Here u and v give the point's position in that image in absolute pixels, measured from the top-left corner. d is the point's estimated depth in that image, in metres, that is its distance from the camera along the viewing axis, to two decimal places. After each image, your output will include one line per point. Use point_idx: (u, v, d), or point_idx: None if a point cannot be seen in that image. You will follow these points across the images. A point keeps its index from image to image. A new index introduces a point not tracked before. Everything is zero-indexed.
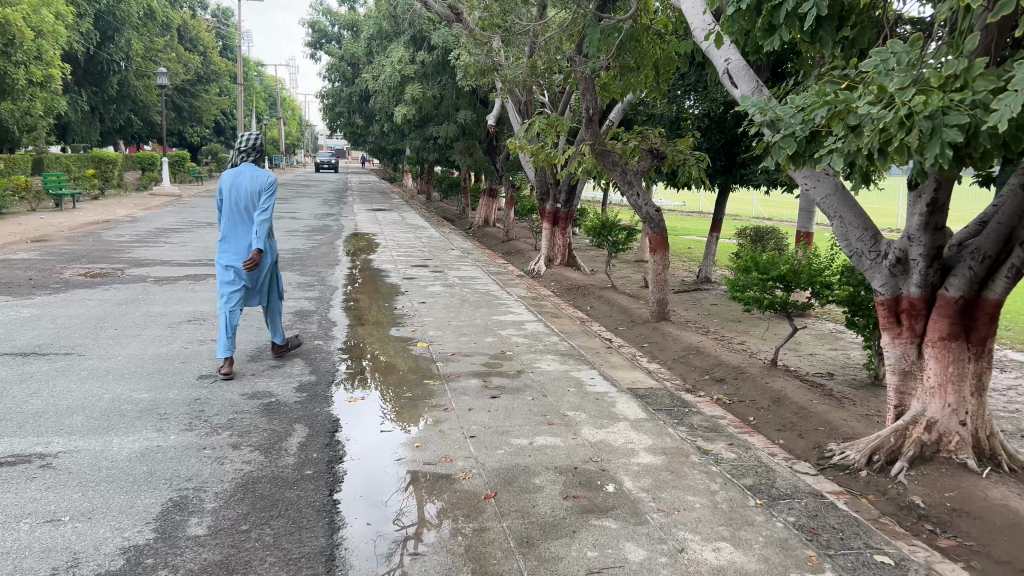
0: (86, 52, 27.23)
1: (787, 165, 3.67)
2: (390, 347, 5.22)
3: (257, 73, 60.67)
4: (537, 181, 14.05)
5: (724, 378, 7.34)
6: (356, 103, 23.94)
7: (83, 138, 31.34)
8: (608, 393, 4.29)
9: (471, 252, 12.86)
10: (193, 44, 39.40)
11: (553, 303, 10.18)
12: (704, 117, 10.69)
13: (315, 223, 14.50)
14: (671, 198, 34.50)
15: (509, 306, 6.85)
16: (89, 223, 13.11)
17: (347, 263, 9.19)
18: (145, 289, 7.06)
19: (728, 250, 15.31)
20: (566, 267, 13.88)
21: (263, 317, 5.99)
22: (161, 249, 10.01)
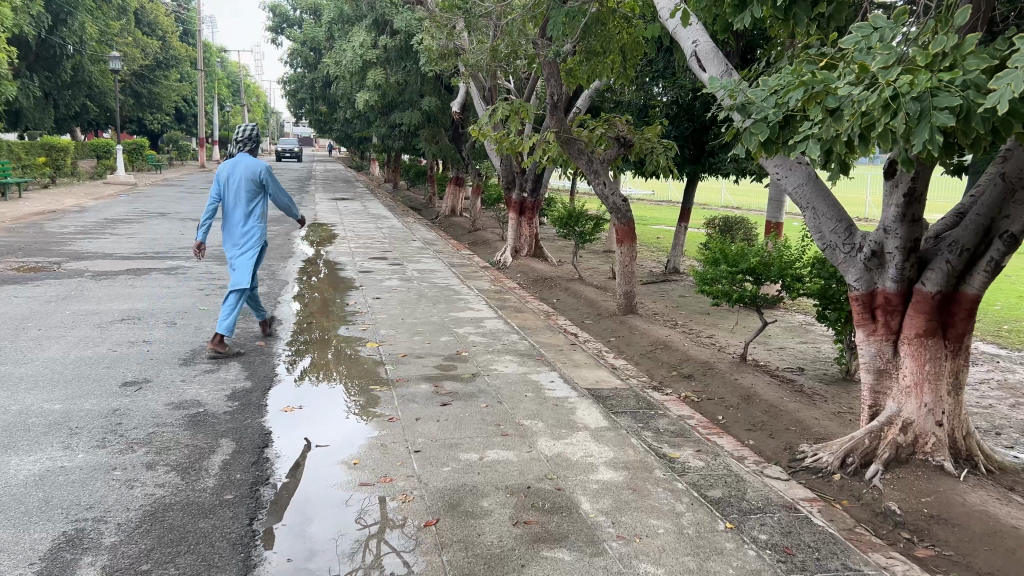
0: (37, 36, 26.31)
1: (759, 153, 3.37)
2: (336, 347, 4.88)
3: (220, 59, 59.49)
4: (502, 169, 13.70)
5: (692, 374, 7.10)
6: (319, 89, 23.38)
7: (37, 125, 30.37)
8: (568, 398, 4.00)
9: (435, 243, 12.51)
10: (151, 29, 38.37)
11: (517, 296, 9.89)
12: (672, 104, 10.43)
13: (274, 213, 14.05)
14: (640, 186, 34.36)
15: (469, 301, 6.53)
16: (34, 213, 12.56)
17: (302, 256, 8.80)
18: (80, 285, 6.63)
19: (697, 240, 15.12)
20: (533, 258, 13.60)
21: (204, 316, 5.60)
22: (106, 241, 9.53)
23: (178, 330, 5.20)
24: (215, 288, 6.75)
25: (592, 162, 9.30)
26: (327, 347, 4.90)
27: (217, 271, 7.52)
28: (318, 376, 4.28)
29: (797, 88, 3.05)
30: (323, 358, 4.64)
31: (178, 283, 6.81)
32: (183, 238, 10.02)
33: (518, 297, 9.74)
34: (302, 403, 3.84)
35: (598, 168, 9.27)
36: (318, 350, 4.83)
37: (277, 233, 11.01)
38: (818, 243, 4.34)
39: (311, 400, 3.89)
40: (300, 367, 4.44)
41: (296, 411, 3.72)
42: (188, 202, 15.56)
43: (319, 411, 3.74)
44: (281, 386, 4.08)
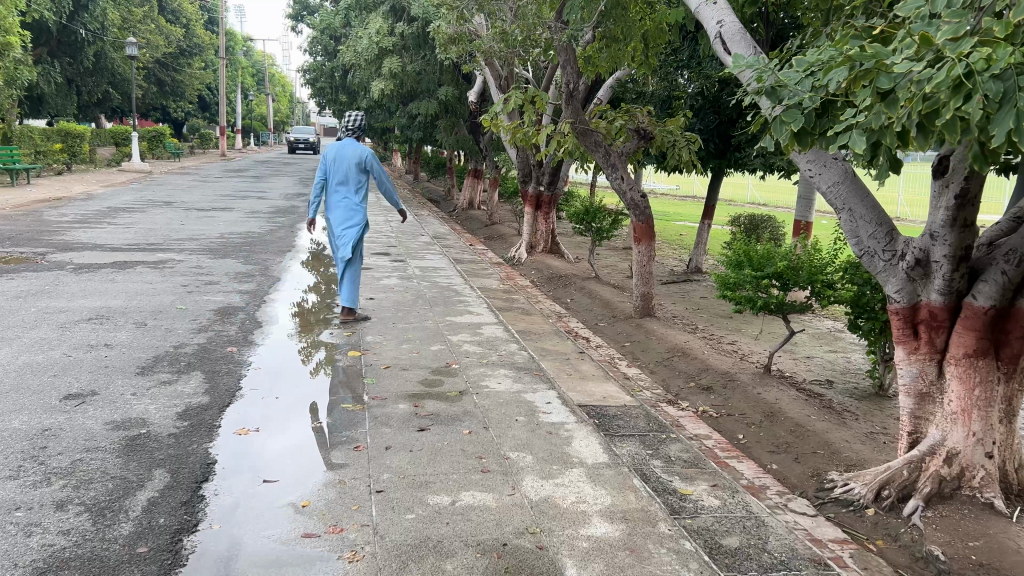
0: (58, 22, 26.16)
1: (789, 146, 2.83)
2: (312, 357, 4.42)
3: (246, 48, 59.59)
4: (519, 162, 13.19)
5: (711, 387, 6.58)
6: (338, 78, 23.02)
7: (58, 111, 30.33)
8: (564, 423, 3.51)
9: (447, 238, 12.06)
10: (175, 16, 38.21)
11: (529, 296, 9.41)
12: (697, 95, 9.87)
13: (284, 204, 13.68)
14: (664, 181, 33.73)
15: (470, 304, 6.06)
16: (37, 201, 12.27)
17: (302, 251, 8.38)
18: (57, 278, 6.23)
19: (721, 239, 14.54)
20: (549, 254, 13.13)
21: (178, 317, 5.15)
22: (101, 231, 9.17)
23: (146, 333, 4.75)
24: (200, 284, 6.33)
25: (609, 155, 8.78)
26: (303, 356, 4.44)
27: (207, 266, 7.11)
28: (286, 392, 3.83)
29: (840, 67, 2.52)
30: (295, 370, 4.17)
31: (160, 278, 6.40)
32: (182, 229, 9.64)
33: (529, 298, 9.26)
34: (259, 425, 3.38)
35: (615, 162, 8.75)
36: (292, 360, 4.37)
37: (282, 225, 10.61)
38: (854, 248, 3.76)
39: (269, 422, 3.42)
40: (267, 381, 3.98)
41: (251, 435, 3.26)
42: (199, 191, 15.25)
43: (277, 436, 3.28)
44: (239, 404, 3.61)
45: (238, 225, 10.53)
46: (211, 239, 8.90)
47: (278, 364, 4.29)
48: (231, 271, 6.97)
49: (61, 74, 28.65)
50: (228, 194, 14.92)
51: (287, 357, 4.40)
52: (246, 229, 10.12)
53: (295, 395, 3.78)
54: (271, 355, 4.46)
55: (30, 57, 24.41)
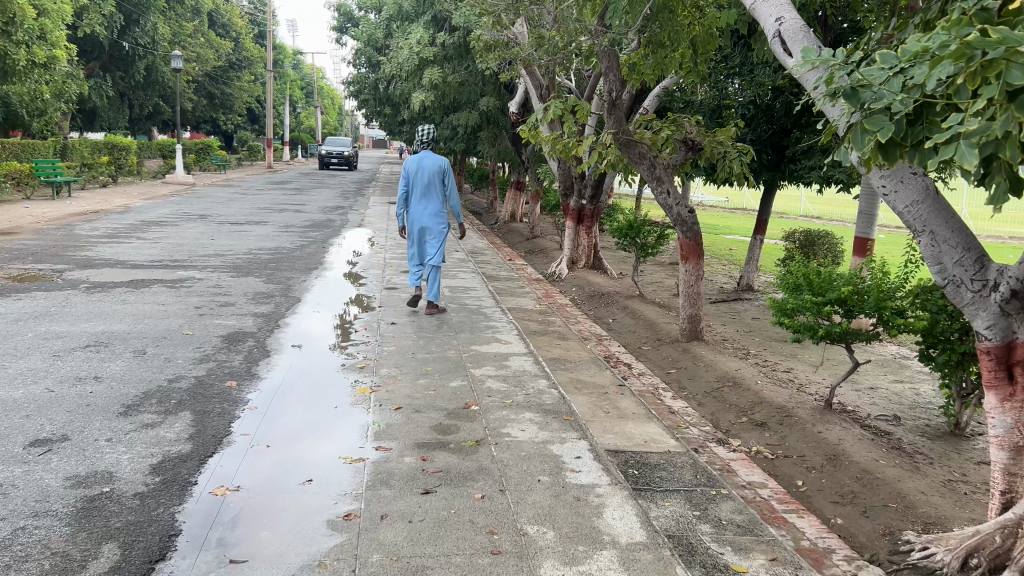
0: (109, 37, 26.49)
1: (872, 160, 2.31)
2: (319, 392, 3.98)
3: (295, 61, 60.36)
4: (561, 174, 12.73)
5: (766, 422, 6.00)
6: (381, 89, 22.85)
7: (110, 124, 30.78)
8: (594, 485, 2.99)
9: (484, 254, 11.63)
10: (225, 30, 38.65)
11: (569, 317, 8.91)
12: (749, 104, 9.29)
13: (320, 217, 13.41)
14: (714, 193, 32.96)
15: (500, 329, 5.58)
16: (74, 214, 12.19)
17: (330, 268, 8.02)
18: (67, 298, 5.93)
19: (774, 254, 13.86)
20: (592, 270, 12.64)
21: (182, 345, 4.75)
22: (128, 246, 8.93)
23: (144, 363, 4.37)
24: (216, 305, 5.97)
25: (655, 167, 8.23)
26: (307, 391, 4.00)
27: (227, 285, 6.77)
28: (280, 438, 3.39)
29: (946, 61, 1.97)
30: (296, 410, 3.74)
31: (173, 299, 6.06)
32: (210, 244, 9.38)
33: (569, 319, 8.77)
34: (240, 479, 2.94)
35: (661, 174, 8.21)
36: (297, 396, 3.94)
37: (314, 240, 10.30)
38: (935, 277, 3.09)
39: (251, 476, 2.97)
40: (263, 424, 3.54)
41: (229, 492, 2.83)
42: (237, 204, 15.10)
43: (257, 493, 2.84)
44: (225, 455, 3.17)
45: (269, 239, 10.24)
46: (238, 255, 8.60)
47: (280, 402, 3.85)
48: (251, 291, 6.62)
49: (113, 88, 29.05)
50: (266, 207, 14.73)
51: (293, 393, 3.98)
52: (276, 244, 9.82)
53: (290, 442, 3.34)
54: (274, 390, 4.03)
55: (81, 71, 24.75)
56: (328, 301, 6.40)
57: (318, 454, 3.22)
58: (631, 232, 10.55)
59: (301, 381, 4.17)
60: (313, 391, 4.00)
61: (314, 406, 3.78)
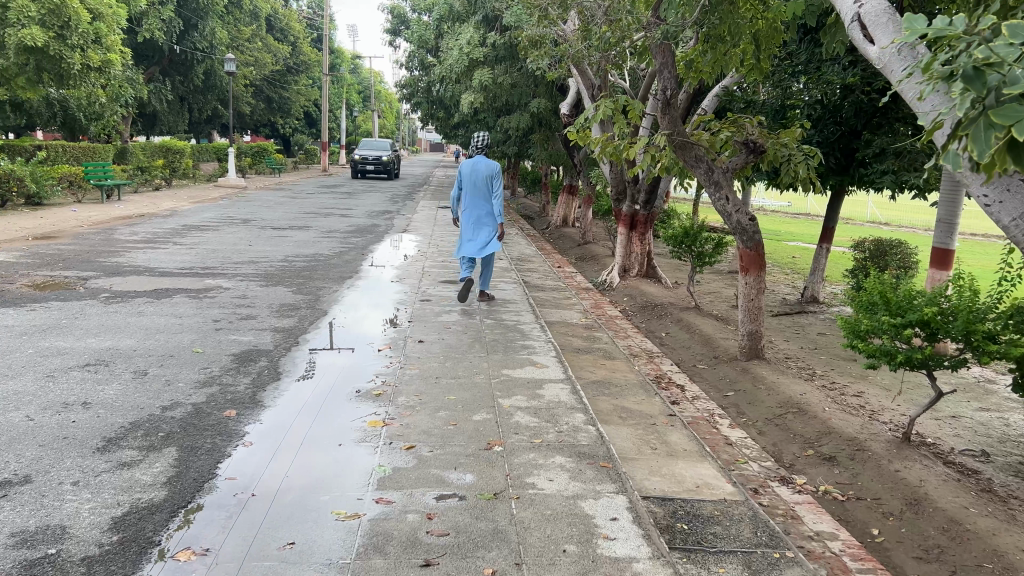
0: (168, 42, 26.80)
1: (1001, 165, 1.93)
2: (328, 417, 3.63)
3: (353, 66, 60.91)
4: (612, 178, 12.16)
5: (835, 457, 5.37)
6: (432, 92, 22.56)
7: (169, 128, 31.16)
8: (631, 560, 2.46)
9: (531, 262, 11.15)
10: (283, 34, 38.94)
11: (618, 332, 8.35)
12: (815, 104, 8.58)
13: (365, 222, 13.09)
14: (777, 197, 31.85)
15: (538, 348, 5.09)
16: (120, 218, 12.09)
17: (365, 277, 7.64)
18: (82, 309, 5.63)
19: (842, 263, 13.07)
20: (644, 279, 12.07)
21: (189, 366, 4.36)
22: (162, 252, 8.69)
23: (141, 386, 3.99)
24: (236, 318, 5.60)
25: (713, 171, 7.58)
26: (317, 415, 3.66)
27: (253, 296, 6.41)
28: (276, 473, 3.03)
29: None
30: (300, 437, 3.39)
31: (193, 311, 5.71)
32: (247, 250, 9.10)
33: (618, 335, 8.21)
34: (219, 530, 2.57)
35: (719, 178, 7.56)
36: (305, 420, 3.60)
37: (354, 246, 9.95)
38: None
39: (234, 524, 2.61)
40: (261, 455, 3.20)
41: (206, 548, 2.45)
42: (284, 209, 14.89)
43: (237, 548, 2.46)
44: (204, 506, 2.74)
45: (308, 245, 9.93)
46: (272, 262, 8.28)
47: (284, 428, 3.51)
48: (277, 302, 6.24)
49: (172, 92, 29.41)
50: (312, 211, 14.49)
51: (301, 416, 3.64)
52: (315, 250, 9.49)
53: (285, 478, 2.99)
54: (280, 413, 3.69)
55: (139, 75, 25.01)
56: (356, 314, 6.00)
57: (311, 505, 2.76)
58: (686, 240, 9.89)
59: (311, 402, 3.83)
60: (322, 415, 3.65)
61: (321, 434, 3.43)
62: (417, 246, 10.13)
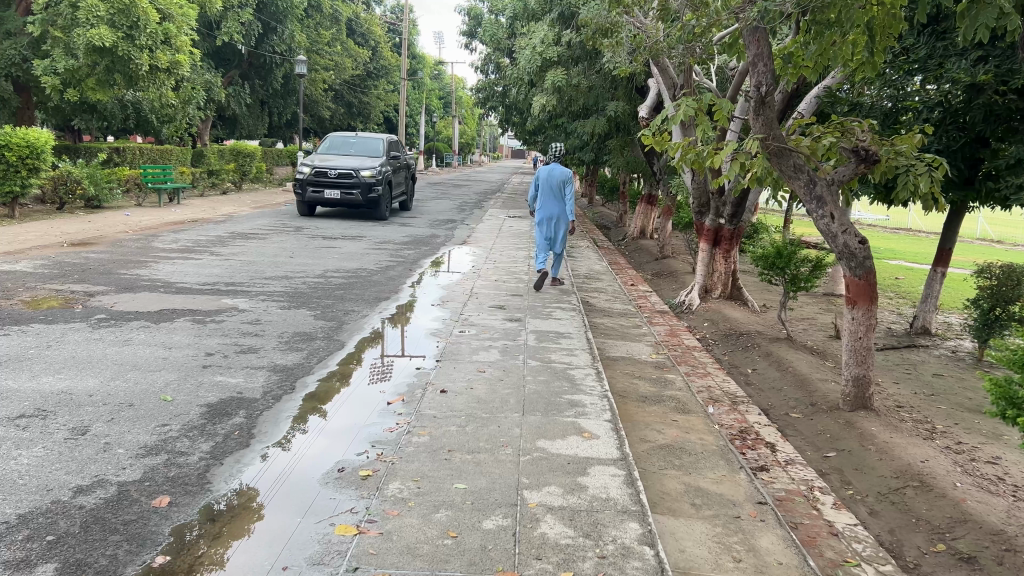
0: (246, 45, 26.69)
1: None
2: (384, 418, 3.70)
3: (435, 71, 60.73)
4: (693, 190, 11.01)
5: (976, 558, 4.15)
6: (507, 95, 21.67)
7: (249, 131, 31.25)
8: None
9: (601, 281, 10.08)
10: (364, 40, 38.71)
11: (695, 372, 7.20)
12: (934, 105, 7.29)
13: (424, 232, 12.23)
14: (876, 211, 29.75)
15: (591, 405, 4.03)
16: (171, 223, 11.55)
17: (405, 299, 6.73)
18: (63, 334, 4.85)
19: (957, 290, 11.54)
20: (728, 301, 10.87)
21: (143, 423, 3.45)
22: (193, 263, 7.98)
23: (68, 452, 3.10)
24: (231, 353, 4.68)
25: (814, 184, 6.32)
26: (374, 416, 3.73)
27: (266, 322, 5.54)
28: (334, 467, 3.12)
29: None
30: (359, 435, 3.48)
31: (183, 342, 4.83)
32: (286, 262, 8.32)
33: (694, 376, 7.07)
34: (281, 527, 2.63)
35: (823, 193, 6.29)
36: (363, 420, 3.68)
37: (404, 260, 9.09)
38: None
39: (296, 520, 2.68)
40: (319, 450, 3.30)
41: None
42: (344, 216, 14.18)
43: (299, 544, 2.51)
44: None
45: (355, 256, 9.11)
46: (307, 277, 7.46)
47: (343, 426, 3.60)
48: (284, 331, 5.30)
49: (251, 96, 29.41)
50: (373, 218, 13.74)
51: (359, 417, 3.72)
52: (361, 263, 8.65)
53: (342, 471, 3.07)
54: (281, 468, 3.11)
55: (217, 78, 24.93)
56: (379, 349, 5.07)
57: None
58: (779, 262, 8.59)
59: (367, 406, 3.89)
60: (378, 417, 3.72)
61: (377, 433, 3.50)
62: (475, 261, 9.19)
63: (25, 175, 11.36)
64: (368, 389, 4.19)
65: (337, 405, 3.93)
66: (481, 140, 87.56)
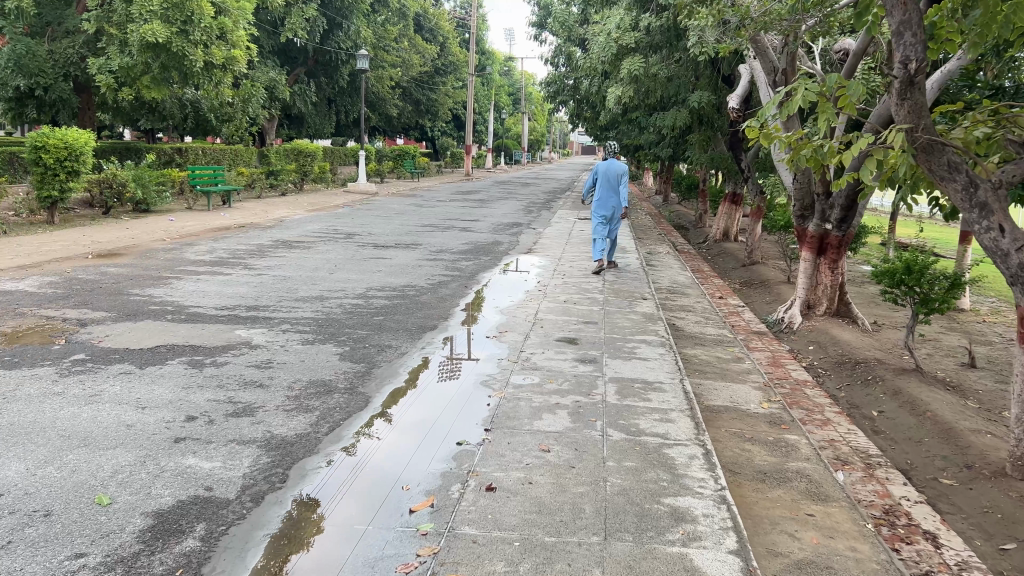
0: (311, 42, 26.00)
1: None
2: (455, 419, 3.72)
3: (505, 66, 59.70)
4: (795, 191, 9.55)
5: None
6: (578, 87, 20.34)
7: (316, 130, 30.67)
8: None
9: (687, 297, 8.74)
10: (432, 35, 37.91)
11: (812, 420, 5.84)
12: None
13: (486, 238, 11.06)
14: None
15: (704, 520, 2.75)
16: (214, 229, 10.67)
17: (455, 328, 5.59)
18: (16, 386, 3.82)
19: None
20: (833, 318, 9.43)
21: (47, 558, 2.34)
22: (221, 279, 6.99)
23: None
24: (218, 419, 3.57)
25: (976, 187, 4.83)
26: (445, 415, 3.77)
27: (279, 366, 4.42)
28: (406, 465, 3.18)
29: None
30: (430, 435, 3.53)
31: (161, 401, 3.73)
32: (326, 277, 7.27)
33: (812, 426, 5.71)
34: (357, 519, 2.71)
35: (987, 198, 4.80)
36: (434, 420, 3.72)
37: (462, 273, 7.94)
38: None
39: (364, 528, 2.64)
40: (392, 449, 3.36)
41: None
42: (402, 219, 13.13)
43: (373, 537, 2.58)
44: None
45: (406, 269, 8.01)
46: (346, 298, 6.37)
47: (414, 426, 3.65)
48: (295, 380, 4.17)
49: (317, 93, 28.75)
50: (432, 223, 12.64)
51: (430, 416, 3.76)
52: (413, 277, 7.53)
53: (415, 469, 3.14)
54: None
55: (282, 76, 24.31)
56: (412, 406, 3.93)
57: None
58: (908, 278, 7.09)
59: (437, 406, 3.91)
60: (449, 417, 3.74)
61: (448, 432, 3.55)
62: (542, 276, 7.97)
63: (63, 179, 10.63)
64: (383, 482, 3.02)
65: (407, 403, 3.97)
66: (551, 137, 86.29)
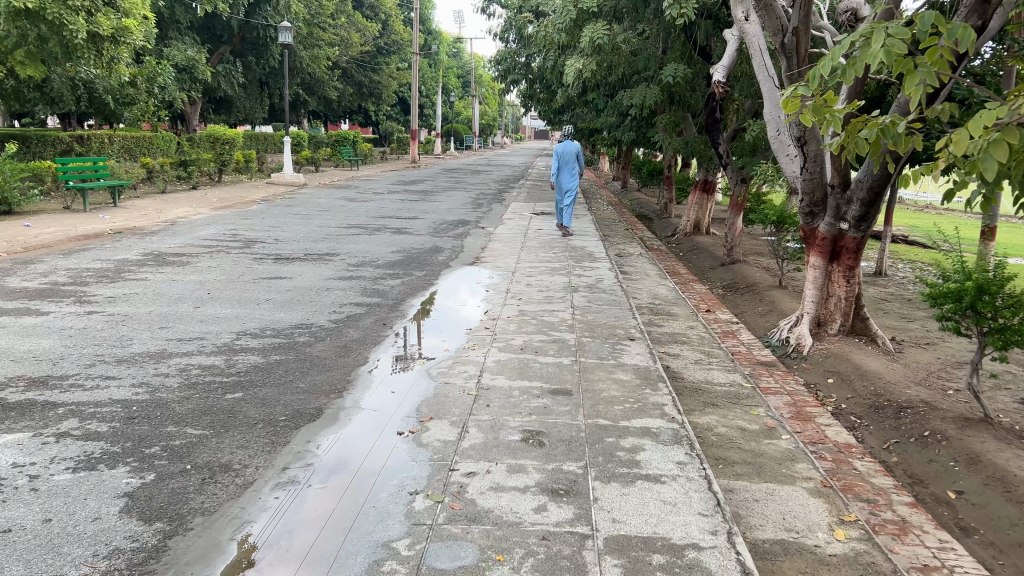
0: (235, 18, 23.44)
1: None
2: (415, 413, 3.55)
3: (454, 48, 57.25)
4: (802, 182, 7.61)
5: None
6: (530, 63, 18.33)
7: (246, 114, 28.08)
8: None
9: (672, 319, 6.86)
10: (374, 12, 35.41)
11: (884, 525, 3.96)
12: None
13: (423, 243, 9.04)
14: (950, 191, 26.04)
15: None
16: (77, 238, 8.43)
17: (354, 407, 3.63)
18: None
19: None
20: (849, 338, 7.65)
21: None
22: (25, 322, 4.84)
23: None
24: None
25: None
26: (404, 403, 3.69)
27: None
28: (367, 455, 3.07)
29: None
30: (390, 419, 3.48)
31: None
32: (186, 315, 5.18)
33: (889, 540, 3.82)
34: None
35: None
36: (394, 406, 3.64)
37: (383, 301, 5.91)
38: None
39: None
40: (298, 517, 2.57)
41: None
42: (324, 218, 10.98)
43: None
44: None
45: (306, 295, 5.94)
46: (196, 356, 4.29)
47: (375, 412, 3.58)
48: None
49: (245, 74, 26.11)
50: (361, 224, 10.53)
51: (391, 404, 3.68)
52: (312, 310, 5.47)
53: (375, 460, 3.02)
54: None
55: (201, 54, 21.73)
56: (368, 415, 3.55)
57: None
58: (981, 302, 5.27)
59: (396, 400, 3.73)
60: (407, 409, 3.60)
61: (369, 488, 2.79)
62: (490, 301, 5.98)
63: None
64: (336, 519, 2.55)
65: (369, 393, 3.87)
66: (504, 123, 84.15)
